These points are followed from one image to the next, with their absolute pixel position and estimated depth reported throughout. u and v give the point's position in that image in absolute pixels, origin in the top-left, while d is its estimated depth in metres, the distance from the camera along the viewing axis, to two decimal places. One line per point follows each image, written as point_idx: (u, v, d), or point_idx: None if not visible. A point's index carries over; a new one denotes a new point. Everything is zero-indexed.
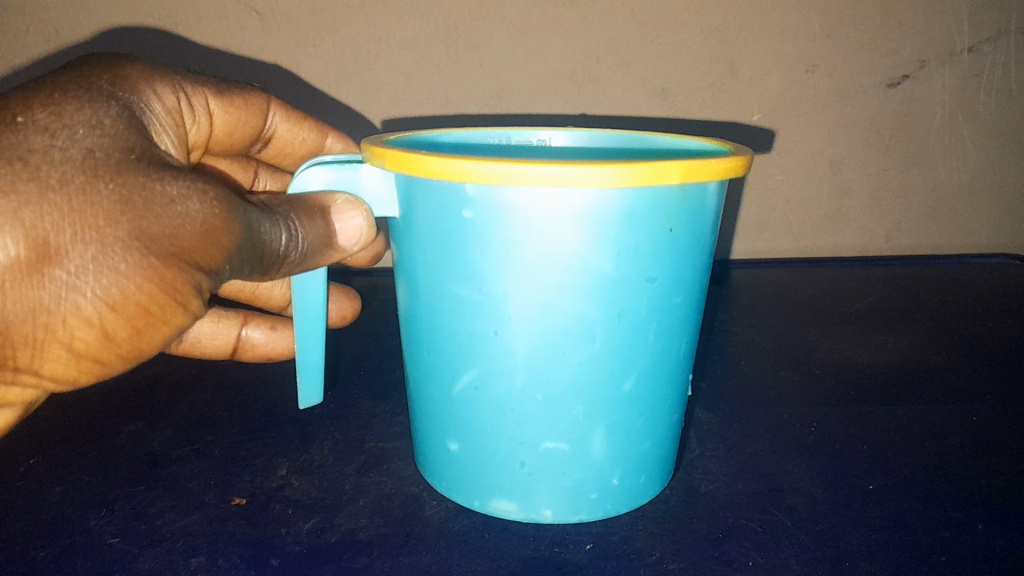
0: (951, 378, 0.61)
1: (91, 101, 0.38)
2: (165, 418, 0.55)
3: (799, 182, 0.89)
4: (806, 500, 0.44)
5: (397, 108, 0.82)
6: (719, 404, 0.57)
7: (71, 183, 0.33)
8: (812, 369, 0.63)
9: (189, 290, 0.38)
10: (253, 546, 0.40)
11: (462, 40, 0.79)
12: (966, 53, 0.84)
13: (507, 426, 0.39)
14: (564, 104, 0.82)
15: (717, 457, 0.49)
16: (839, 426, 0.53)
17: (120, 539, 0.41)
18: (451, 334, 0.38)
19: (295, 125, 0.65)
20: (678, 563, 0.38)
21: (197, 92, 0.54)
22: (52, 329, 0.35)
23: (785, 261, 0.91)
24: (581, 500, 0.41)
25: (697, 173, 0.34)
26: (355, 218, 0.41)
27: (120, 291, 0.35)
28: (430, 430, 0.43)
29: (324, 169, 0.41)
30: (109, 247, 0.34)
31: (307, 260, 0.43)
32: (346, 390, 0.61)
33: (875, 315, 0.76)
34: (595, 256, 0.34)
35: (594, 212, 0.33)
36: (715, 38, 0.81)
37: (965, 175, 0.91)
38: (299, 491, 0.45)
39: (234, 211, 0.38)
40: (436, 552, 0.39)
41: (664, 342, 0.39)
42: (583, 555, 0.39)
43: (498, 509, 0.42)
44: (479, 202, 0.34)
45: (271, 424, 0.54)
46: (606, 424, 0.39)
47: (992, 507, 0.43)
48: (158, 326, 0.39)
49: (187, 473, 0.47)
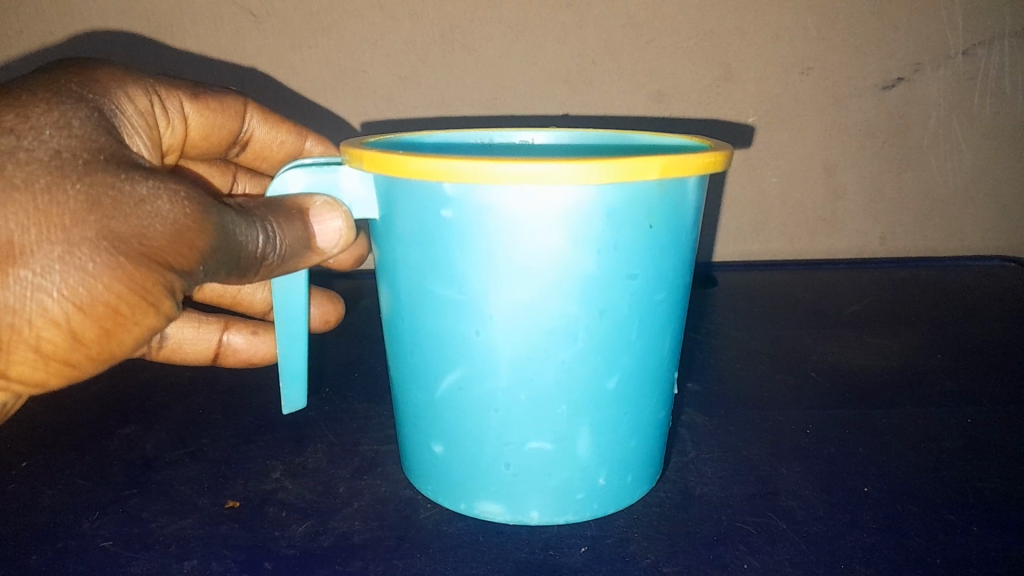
0: (948, 379, 0.58)
1: (59, 104, 0.36)
2: (160, 420, 0.53)
3: (796, 186, 0.87)
4: (803, 503, 0.41)
5: (389, 109, 0.80)
6: (712, 406, 0.55)
7: (36, 183, 0.32)
8: (808, 372, 0.61)
9: (161, 291, 0.35)
10: (249, 549, 0.38)
11: (457, 42, 0.77)
12: (960, 56, 0.82)
13: (490, 428, 0.37)
14: (557, 105, 0.80)
15: (712, 461, 0.46)
16: (834, 429, 0.51)
17: (112, 542, 0.39)
18: (432, 336, 0.36)
19: (272, 128, 0.62)
20: (673, 567, 0.36)
21: (170, 96, 0.51)
22: (18, 330, 0.33)
23: (781, 261, 0.89)
24: (568, 501, 0.39)
25: (677, 167, 0.32)
26: (334, 221, 0.38)
27: (88, 292, 0.33)
28: (414, 432, 0.40)
29: (302, 171, 0.38)
30: (76, 247, 0.32)
31: (288, 262, 0.40)
32: (338, 393, 0.58)
33: (870, 315, 0.74)
34: (574, 254, 0.32)
35: (575, 208, 0.31)
36: (709, 41, 0.78)
37: (960, 177, 0.88)
38: (293, 494, 0.43)
39: (208, 211, 0.36)
40: (430, 555, 0.37)
41: (649, 338, 0.36)
42: (577, 559, 0.37)
43: (485, 512, 0.39)
44: (459, 201, 0.32)
45: (264, 427, 0.51)
46: (592, 423, 0.37)
47: (989, 511, 0.41)
48: (129, 327, 0.36)
49: (183, 475, 0.45)
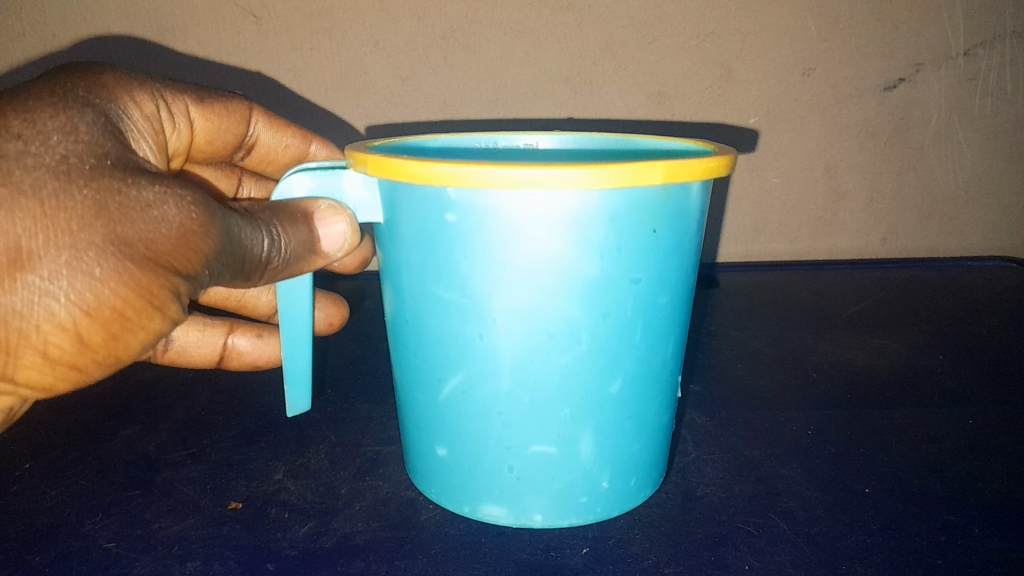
0: (948, 380, 0.59)
1: (65, 109, 0.36)
2: (162, 421, 0.54)
3: (795, 187, 0.88)
4: (802, 504, 0.42)
5: (392, 111, 0.81)
6: (713, 406, 0.56)
7: (44, 188, 0.32)
8: (808, 372, 0.61)
9: (167, 295, 0.36)
10: (250, 550, 0.39)
11: (459, 43, 0.78)
12: (962, 57, 0.82)
13: (494, 430, 0.38)
14: (559, 107, 0.81)
15: (714, 461, 0.48)
16: (835, 430, 0.51)
17: (116, 543, 0.39)
18: (437, 339, 0.37)
19: (278, 132, 0.63)
20: (674, 567, 0.37)
21: (177, 100, 0.52)
22: (27, 334, 0.34)
23: (781, 262, 0.90)
24: (571, 502, 0.40)
25: (679, 174, 0.32)
26: (338, 223, 0.39)
27: (95, 296, 0.33)
28: (419, 433, 0.41)
29: (307, 175, 0.39)
30: (82, 252, 0.32)
31: (292, 266, 0.41)
32: (340, 393, 0.59)
33: (870, 316, 0.75)
34: (577, 258, 0.33)
35: (577, 214, 0.32)
36: (710, 42, 0.79)
37: (960, 177, 0.89)
38: (295, 495, 0.44)
39: (212, 216, 0.37)
40: (431, 556, 0.38)
41: (651, 341, 0.37)
42: (579, 559, 0.38)
43: (488, 515, 0.40)
44: (464, 205, 0.32)
45: (266, 428, 0.53)
46: (594, 425, 0.38)
47: (989, 511, 0.41)
48: (135, 331, 0.37)
49: (184, 475, 0.46)
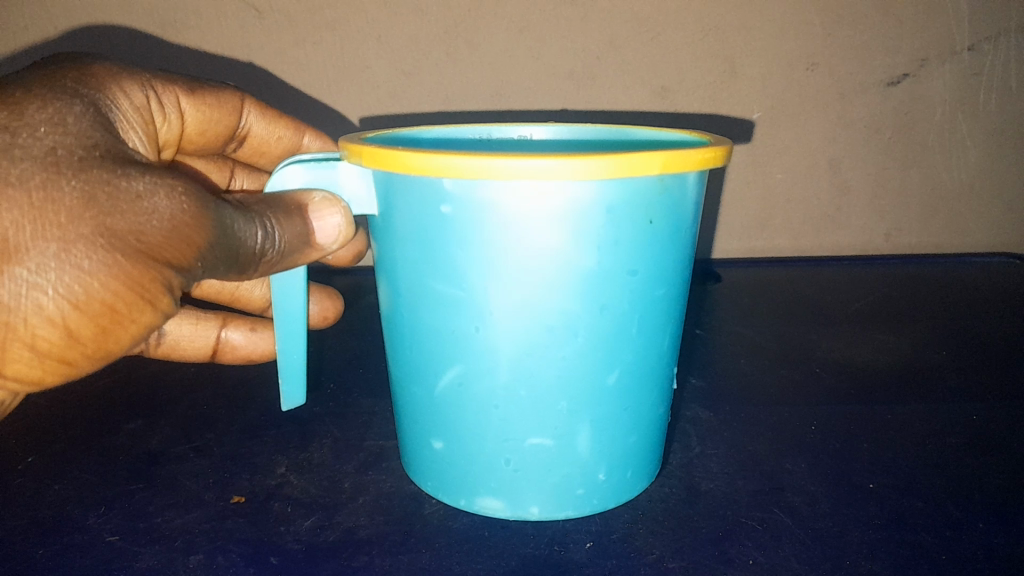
0: (951, 379, 0.53)
1: (54, 100, 0.33)
2: (167, 415, 0.49)
3: (799, 182, 0.81)
4: (807, 500, 0.38)
5: (397, 106, 0.75)
6: (717, 401, 0.50)
7: (31, 179, 0.29)
8: (813, 368, 0.56)
9: (160, 288, 0.32)
10: (253, 545, 0.34)
11: (462, 37, 0.72)
12: (967, 52, 0.77)
13: (490, 425, 0.33)
14: (557, 102, 0.75)
15: (718, 456, 0.42)
16: (842, 426, 0.46)
17: (120, 536, 0.35)
18: (428, 327, 0.33)
19: (272, 125, 0.57)
20: (679, 563, 0.33)
21: (167, 90, 0.48)
22: (12, 328, 0.30)
23: (784, 259, 0.83)
24: (567, 497, 0.35)
25: (679, 163, 0.29)
26: (333, 217, 0.35)
27: (85, 290, 0.30)
28: (412, 425, 0.37)
29: (300, 167, 0.35)
30: (72, 243, 0.29)
31: (289, 260, 0.37)
32: (343, 388, 0.54)
33: (875, 315, 0.68)
34: (572, 239, 0.29)
35: (574, 205, 0.28)
36: (714, 37, 0.74)
37: (964, 174, 0.83)
38: (300, 489, 0.39)
39: (208, 207, 0.33)
40: (436, 550, 0.34)
41: (650, 334, 0.33)
42: (583, 553, 0.33)
43: (485, 507, 0.36)
44: (458, 196, 0.28)
45: (269, 421, 0.47)
46: (591, 419, 0.33)
47: (993, 506, 0.37)
48: (128, 326, 0.33)
49: (186, 471, 0.41)
